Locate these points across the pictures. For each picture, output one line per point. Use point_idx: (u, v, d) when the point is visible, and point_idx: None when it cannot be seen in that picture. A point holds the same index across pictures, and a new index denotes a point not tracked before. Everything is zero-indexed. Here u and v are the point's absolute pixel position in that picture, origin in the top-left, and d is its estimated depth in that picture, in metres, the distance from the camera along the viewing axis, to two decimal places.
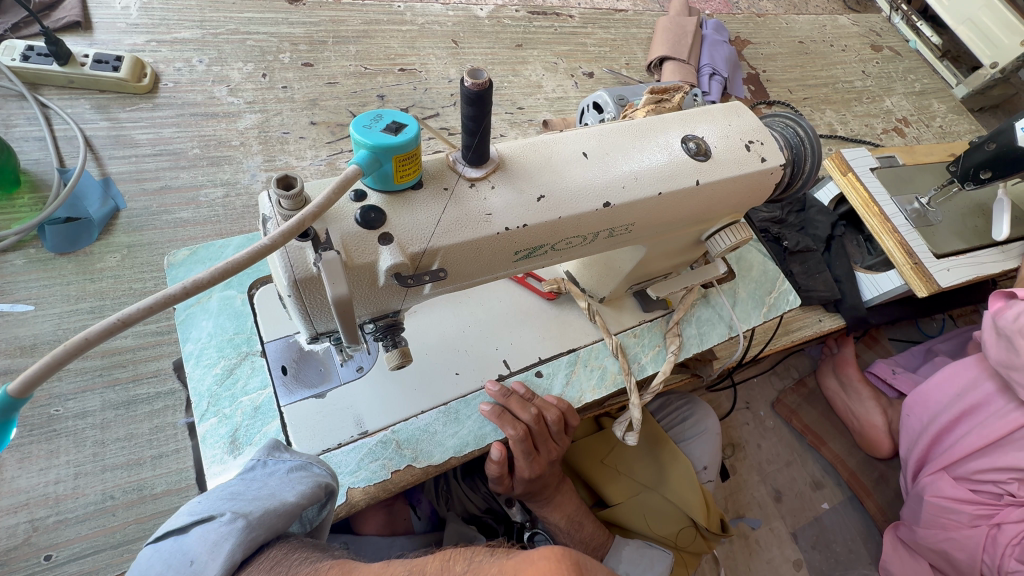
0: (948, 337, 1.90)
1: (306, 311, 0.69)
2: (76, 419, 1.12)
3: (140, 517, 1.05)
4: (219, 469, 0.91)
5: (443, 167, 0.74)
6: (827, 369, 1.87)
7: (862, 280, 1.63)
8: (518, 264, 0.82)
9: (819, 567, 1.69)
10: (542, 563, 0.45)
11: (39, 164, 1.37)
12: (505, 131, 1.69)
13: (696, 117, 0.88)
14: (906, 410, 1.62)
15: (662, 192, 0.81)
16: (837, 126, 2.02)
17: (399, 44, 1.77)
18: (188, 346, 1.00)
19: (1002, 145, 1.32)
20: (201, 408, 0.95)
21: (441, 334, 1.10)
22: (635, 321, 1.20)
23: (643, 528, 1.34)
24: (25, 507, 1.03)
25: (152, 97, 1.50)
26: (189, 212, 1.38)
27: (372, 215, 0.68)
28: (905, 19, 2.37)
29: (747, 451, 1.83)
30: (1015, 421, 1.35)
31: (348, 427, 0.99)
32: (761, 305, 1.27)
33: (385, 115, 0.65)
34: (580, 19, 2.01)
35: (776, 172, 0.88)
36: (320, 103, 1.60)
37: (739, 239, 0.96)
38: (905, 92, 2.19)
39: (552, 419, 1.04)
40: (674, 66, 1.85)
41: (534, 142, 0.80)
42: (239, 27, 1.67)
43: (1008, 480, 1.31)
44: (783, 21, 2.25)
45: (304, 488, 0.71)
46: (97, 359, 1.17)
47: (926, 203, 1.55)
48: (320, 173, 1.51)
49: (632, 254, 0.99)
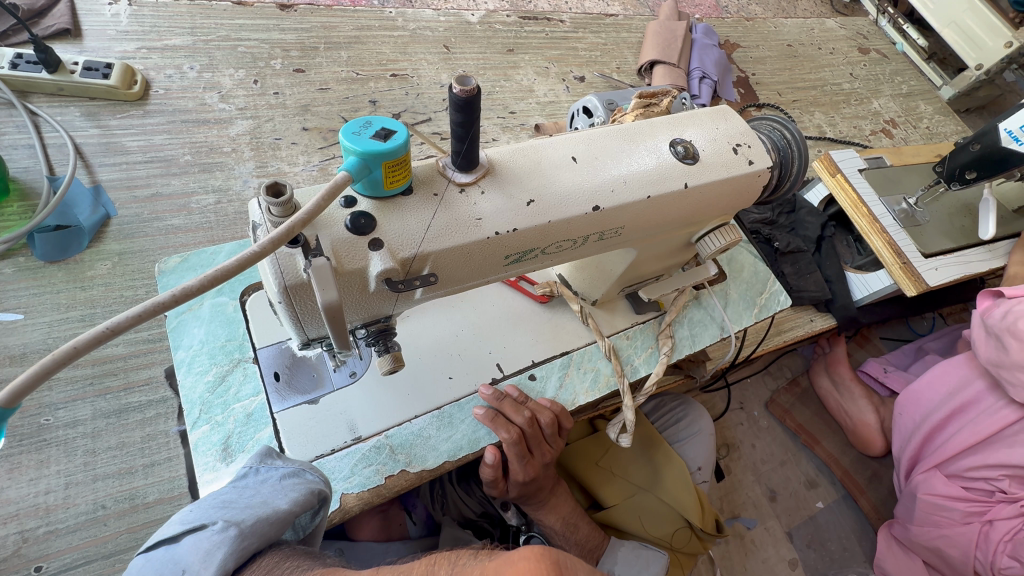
0: (937, 336, 1.92)
1: (297, 318, 0.69)
2: (66, 428, 1.11)
3: (132, 526, 1.05)
4: (211, 477, 0.90)
5: (433, 173, 0.75)
6: (820, 369, 1.88)
7: (851, 280, 1.64)
8: (509, 268, 0.82)
9: (814, 566, 1.69)
10: (522, 564, 0.45)
11: (27, 172, 1.37)
12: (497, 135, 1.70)
13: (684, 121, 0.89)
14: (898, 408, 1.62)
15: (651, 196, 0.82)
16: (826, 128, 2.04)
17: (390, 49, 1.78)
18: (179, 354, 1.00)
19: (986, 146, 1.34)
20: (193, 416, 0.95)
21: (434, 339, 1.10)
22: (628, 323, 1.21)
23: (638, 529, 1.34)
24: (14, 518, 1.03)
25: (143, 104, 1.50)
26: (180, 218, 1.38)
27: (362, 221, 0.68)
28: (891, 22, 2.41)
29: (742, 451, 1.83)
30: (1006, 418, 1.36)
31: (342, 432, 0.99)
32: (752, 306, 1.28)
33: (374, 122, 0.65)
34: (571, 24, 2.03)
35: (763, 176, 0.89)
36: (312, 109, 1.61)
37: (728, 241, 0.97)
38: (892, 93, 2.22)
39: (546, 422, 1.04)
40: (664, 70, 1.87)
41: (523, 146, 0.81)
42: (230, 34, 1.67)
43: (999, 477, 1.33)
44: (771, 25, 2.27)
45: (296, 494, 0.71)
46: (87, 368, 1.17)
47: (913, 204, 1.56)
48: (313, 178, 1.51)
49: (623, 258, 0.99)
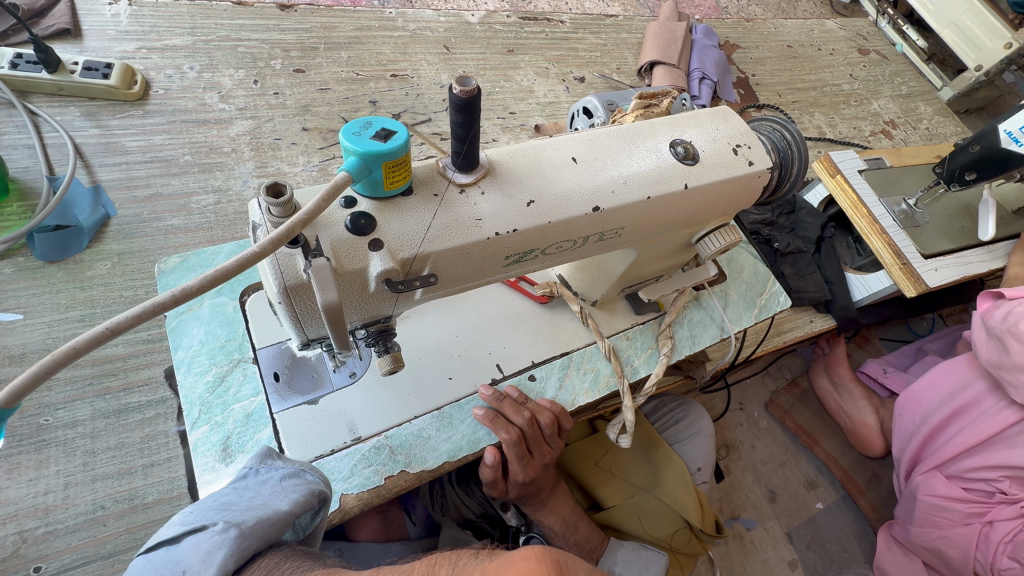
0: (937, 337, 1.92)
1: (297, 318, 0.69)
2: (66, 428, 1.11)
3: (131, 526, 1.05)
4: (210, 477, 0.90)
5: (433, 173, 0.75)
6: (820, 369, 1.88)
7: (851, 281, 1.65)
8: (509, 268, 0.82)
9: (814, 567, 1.69)
10: (523, 564, 0.45)
11: (27, 172, 1.37)
12: (497, 136, 1.70)
13: (684, 122, 0.89)
14: (898, 409, 1.63)
15: (651, 197, 0.82)
16: (825, 129, 2.04)
17: (390, 50, 1.78)
18: (178, 354, 1.00)
19: (986, 147, 1.34)
20: (192, 417, 0.95)
21: (433, 339, 1.10)
22: (628, 324, 1.21)
23: (638, 530, 1.34)
24: (13, 518, 1.02)
25: (143, 104, 1.49)
26: (180, 218, 1.38)
27: (362, 222, 0.68)
28: (891, 23, 2.41)
29: (742, 452, 1.83)
30: (1006, 419, 1.37)
31: (341, 433, 0.98)
32: (752, 306, 1.28)
33: (374, 122, 0.65)
34: (571, 24, 2.03)
35: (763, 176, 0.89)
36: (312, 109, 1.61)
37: (728, 242, 0.97)
38: (892, 95, 2.22)
39: (546, 423, 1.04)
40: (664, 70, 1.87)
41: (523, 147, 0.80)
42: (231, 34, 1.67)
43: (999, 478, 1.33)
44: (771, 25, 2.28)
45: (296, 495, 0.71)
46: (87, 368, 1.16)
47: (913, 205, 1.56)
48: (313, 179, 1.51)
49: (623, 258, 0.99)
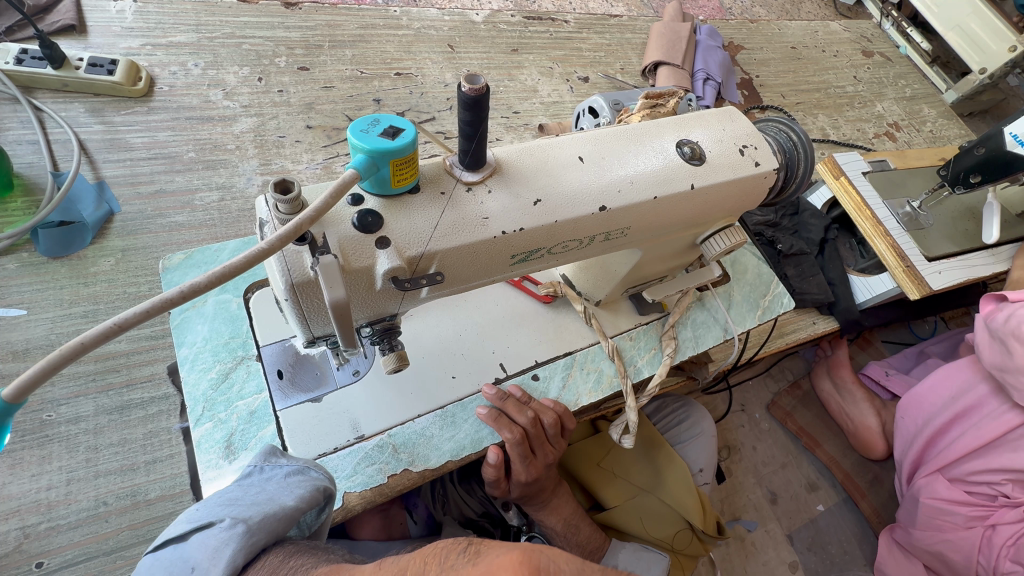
0: (939, 339, 1.92)
1: (303, 315, 0.69)
2: (69, 424, 1.11)
3: (133, 523, 1.05)
4: (214, 474, 0.90)
5: (440, 171, 0.75)
6: (822, 371, 1.88)
7: (854, 283, 1.64)
8: (515, 268, 0.82)
9: (814, 569, 1.69)
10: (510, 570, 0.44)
11: (31, 168, 1.37)
12: (501, 135, 1.70)
13: (691, 122, 0.89)
14: (901, 411, 1.62)
15: (657, 196, 0.82)
16: (829, 131, 2.04)
17: (395, 48, 1.78)
18: (182, 350, 1.00)
19: (991, 150, 1.34)
20: (196, 413, 0.95)
21: (437, 339, 1.10)
22: (631, 324, 1.21)
23: (640, 530, 1.35)
24: (15, 514, 1.02)
25: (147, 100, 1.49)
26: (183, 215, 1.38)
27: (370, 220, 0.68)
28: (895, 25, 2.41)
29: (742, 453, 1.83)
30: (1009, 423, 1.36)
31: (344, 431, 0.98)
32: (755, 308, 1.28)
33: (382, 119, 0.65)
34: (575, 24, 2.03)
35: (769, 176, 0.89)
36: (316, 107, 1.60)
37: (733, 243, 0.98)
38: (896, 96, 2.21)
39: (548, 423, 1.04)
40: (669, 71, 1.86)
41: (531, 146, 0.80)
42: (235, 31, 1.67)
43: (1003, 481, 1.33)
44: (775, 27, 2.28)
45: (303, 491, 0.71)
46: (90, 364, 1.16)
47: (917, 207, 1.56)
48: (316, 177, 1.51)
49: (628, 258, 0.99)
